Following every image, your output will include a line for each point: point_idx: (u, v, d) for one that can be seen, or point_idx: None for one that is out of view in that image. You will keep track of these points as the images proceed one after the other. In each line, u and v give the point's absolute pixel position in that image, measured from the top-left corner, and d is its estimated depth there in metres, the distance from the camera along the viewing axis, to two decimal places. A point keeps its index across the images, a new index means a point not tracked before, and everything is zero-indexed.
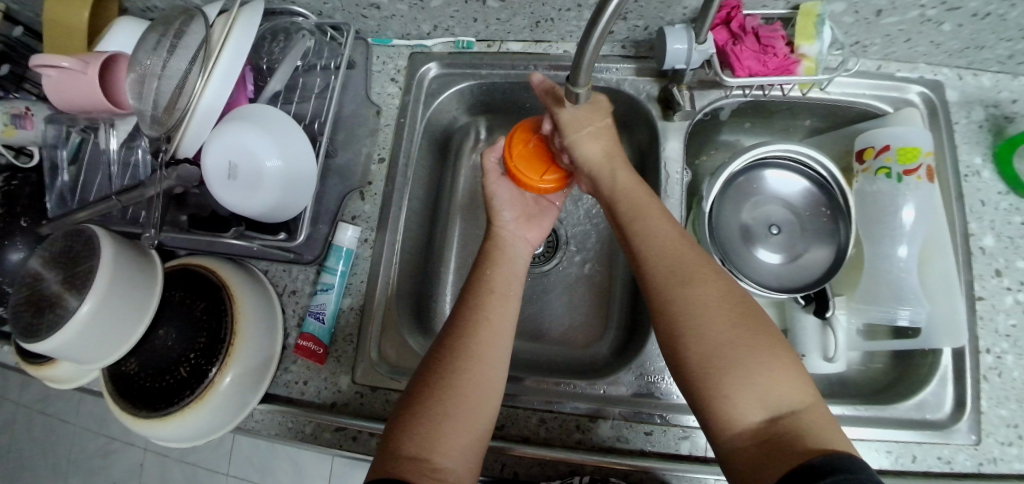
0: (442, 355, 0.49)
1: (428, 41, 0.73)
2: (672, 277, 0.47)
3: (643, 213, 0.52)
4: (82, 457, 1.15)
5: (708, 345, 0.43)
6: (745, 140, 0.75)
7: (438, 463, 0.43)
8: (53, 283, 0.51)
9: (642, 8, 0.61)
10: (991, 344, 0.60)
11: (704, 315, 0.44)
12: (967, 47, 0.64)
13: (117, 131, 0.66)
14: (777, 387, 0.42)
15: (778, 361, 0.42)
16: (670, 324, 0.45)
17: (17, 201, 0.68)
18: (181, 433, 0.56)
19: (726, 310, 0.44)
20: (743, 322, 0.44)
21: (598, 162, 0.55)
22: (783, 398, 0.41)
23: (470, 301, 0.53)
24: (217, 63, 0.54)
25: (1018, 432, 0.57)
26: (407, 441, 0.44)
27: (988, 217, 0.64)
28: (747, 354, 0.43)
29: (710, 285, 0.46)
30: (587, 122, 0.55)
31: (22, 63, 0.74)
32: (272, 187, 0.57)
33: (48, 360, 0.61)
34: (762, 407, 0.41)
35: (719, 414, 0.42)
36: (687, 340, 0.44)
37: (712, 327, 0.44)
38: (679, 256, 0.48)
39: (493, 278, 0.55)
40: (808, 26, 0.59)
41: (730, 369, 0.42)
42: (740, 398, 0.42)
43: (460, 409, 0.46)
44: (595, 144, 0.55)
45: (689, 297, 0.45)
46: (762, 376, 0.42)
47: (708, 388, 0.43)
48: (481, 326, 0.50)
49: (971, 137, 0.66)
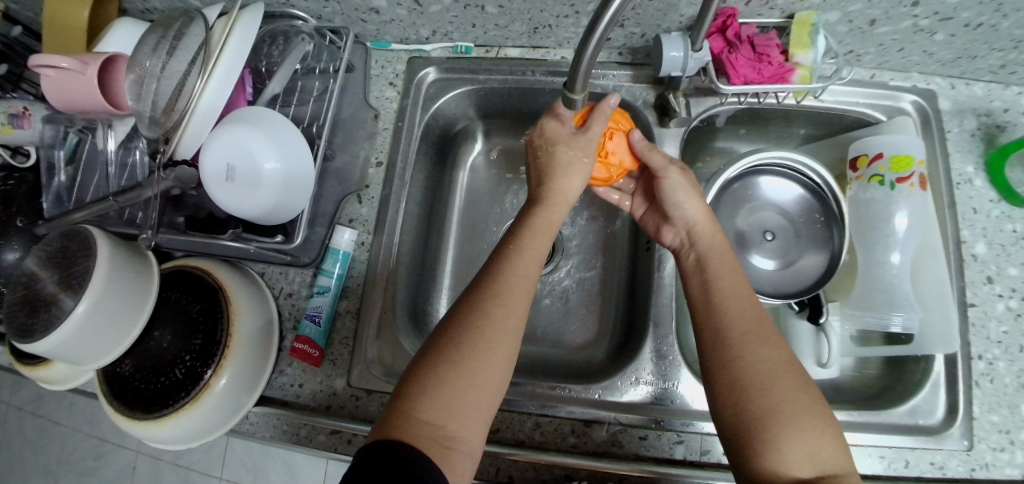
0: (466, 321, 0.47)
1: (427, 45, 0.73)
2: (749, 332, 0.47)
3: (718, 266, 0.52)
4: (74, 459, 1.14)
5: (774, 401, 0.44)
6: (740, 147, 0.76)
7: (451, 431, 0.42)
8: (49, 283, 0.51)
9: (639, 16, 0.62)
10: (983, 351, 0.60)
11: (775, 375, 0.45)
12: (959, 57, 0.65)
13: (115, 132, 0.66)
14: (824, 449, 0.43)
15: (830, 426, 0.44)
16: (739, 371, 0.45)
17: (13, 200, 0.68)
18: (175, 434, 0.56)
19: (790, 372, 0.46)
20: (805, 385, 0.45)
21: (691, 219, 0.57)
22: (831, 458, 0.43)
23: (496, 264, 0.51)
24: (215, 66, 0.54)
25: (1009, 438, 0.57)
26: (424, 406, 0.43)
27: (980, 225, 0.64)
28: (806, 415, 0.43)
29: (782, 347, 0.47)
30: (690, 184, 0.58)
31: (21, 64, 0.74)
32: (271, 189, 0.58)
33: (42, 361, 0.60)
34: (809, 466, 0.42)
35: (767, 463, 0.42)
36: (756, 390, 0.44)
37: (778, 384, 0.44)
38: (750, 312, 0.49)
39: (524, 241, 0.53)
40: (803, 35, 0.60)
41: (790, 425, 0.43)
42: (795, 454, 0.42)
43: (477, 375, 0.44)
44: (698, 203, 0.57)
45: (762, 355, 0.46)
46: (816, 434, 0.43)
47: (765, 438, 0.43)
48: (507, 291, 0.49)
49: (963, 146, 0.67)
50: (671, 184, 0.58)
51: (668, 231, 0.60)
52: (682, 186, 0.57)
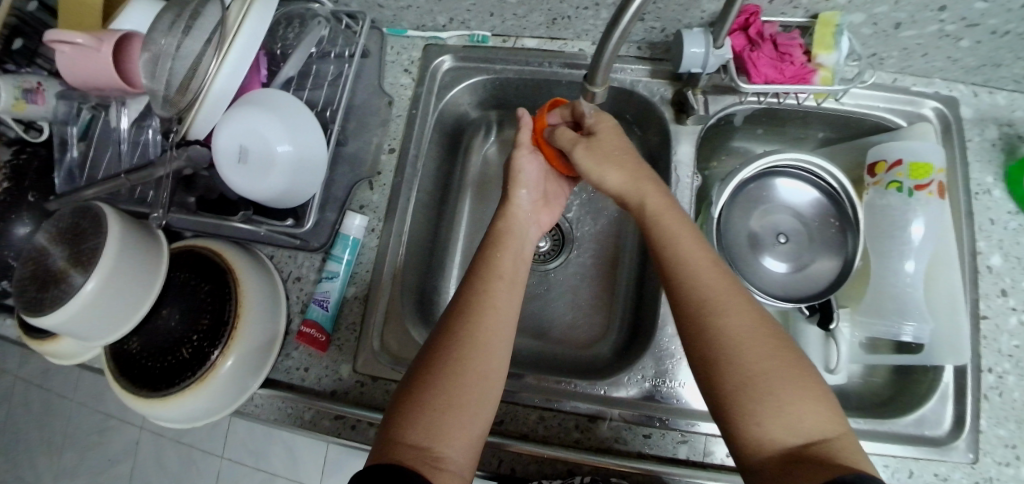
0: (449, 347, 0.48)
1: (443, 33, 0.73)
2: (708, 303, 0.47)
3: (676, 237, 0.52)
4: (79, 433, 1.15)
5: (743, 369, 0.44)
6: (756, 148, 0.75)
7: (440, 452, 0.43)
8: (59, 259, 0.51)
9: (660, 10, 0.61)
10: (993, 364, 0.60)
11: (742, 343, 0.45)
12: (984, 65, 0.64)
13: (128, 110, 0.66)
14: (807, 414, 0.42)
15: (811, 389, 0.43)
16: (704, 348, 0.46)
17: (26, 174, 0.68)
18: (181, 413, 0.56)
19: (760, 338, 0.45)
20: (776, 348, 0.45)
21: (627, 187, 0.57)
22: (816, 422, 0.42)
23: (471, 289, 0.52)
24: (231, 46, 0.53)
25: (1015, 453, 0.57)
26: (411, 430, 0.43)
27: (997, 236, 0.64)
28: (779, 380, 0.43)
29: (745, 313, 0.46)
30: (603, 155, 0.58)
31: (36, 37, 0.74)
32: (282, 172, 0.57)
33: (51, 335, 0.61)
34: (793, 433, 0.41)
35: (749, 435, 0.42)
36: (721, 362, 0.44)
37: (746, 351, 0.44)
38: (712, 282, 0.48)
39: (501, 260, 0.55)
40: (827, 36, 0.59)
41: (764, 393, 0.42)
42: (773, 422, 0.42)
43: (462, 400, 0.45)
44: (619, 172, 0.57)
45: (726, 325, 0.46)
46: (796, 399, 0.42)
47: (740, 409, 0.43)
48: (485, 319, 0.50)
49: (983, 156, 0.66)
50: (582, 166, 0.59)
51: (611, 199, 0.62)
52: (592, 166, 0.58)
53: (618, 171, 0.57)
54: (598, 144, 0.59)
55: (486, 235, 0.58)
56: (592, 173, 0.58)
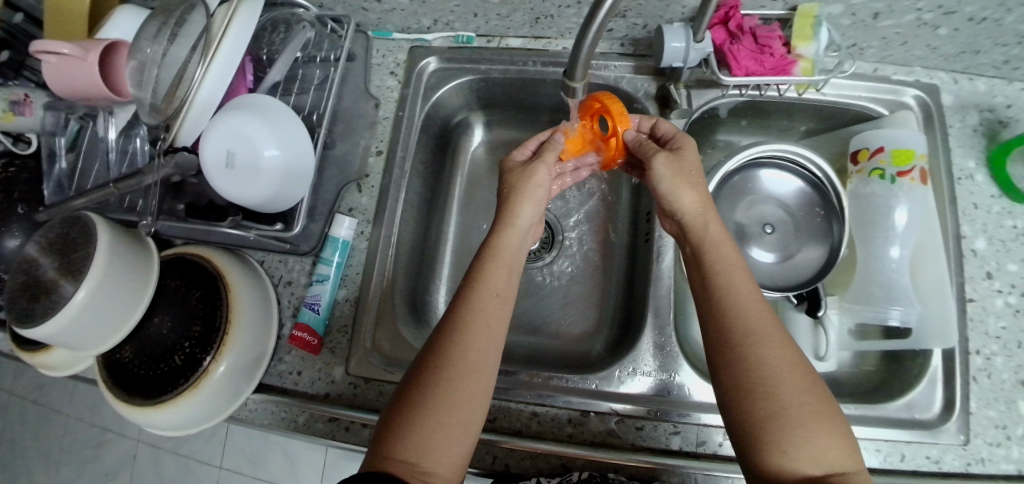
0: (433, 367, 0.47)
1: (429, 35, 0.73)
2: (753, 335, 0.46)
3: (726, 267, 0.51)
4: (75, 447, 1.15)
5: (778, 402, 0.43)
6: (742, 140, 0.76)
7: (428, 467, 0.43)
8: (49, 269, 0.51)
9: (641, 7, 0.62)
10: (981, 346, 0.60)
11: (778, 375, 0.44)
12: (962, 52, 0.65)
13: (115, 119, 0.66)
14: (832, 449, 0.42)
15: (835, 423, 0.43)
16: (742, 377, 0.45)
17: (15, 186, 0.68)
18: (175, 420, 0.56)
19: (796, 371, 0.45)
20: (809, 383, 0.44)
21: (697, 213, 0.54)
22: (839, 456, 0.42)
23: (465, 304, 0.51)
24: (218, 50, 0.54)
25: (1006, 434, 0.58)
26: (400, 446, 0.44)
27: (980, 220, 0.64)
28: (809, 414, 0.43)
29: (785, 349, 0.46)
30: (682, 173, 0.55)
31: (23, 51, 0.74)
32: (270, 178, 0.57)
33: (43, 346, 0.61)
34: (817, 464, 0.42)
35: (772, 462, 0.42)
36: (758, 391, 0.44)
37: (781, 386, 0.44)
38: (755, 311, 0.48)
39: (490, 274, 0.53)
40: (806, 27, 0.60)
41: (793, 425, 0.42)
42: (800, 453, 0.42)
43: (452, 414, 0.45)
44: (694, 192, 0.55)
45: (766, 356, 0.45)
46: (823, 433, 0.42)
47: (766, 437, 0.43)
48: (471, 343, 0.48)
49: (965, 142, 0.67)
50: (659, 176, 0.56)
51: (667, 221, 0.59)
52: (670, 178, 0.55)
53: (694, 193, 0.54)
54: (682, 162, 0.56)
55: (480, 247, 0.56)
56: (668, 189, 0.55)
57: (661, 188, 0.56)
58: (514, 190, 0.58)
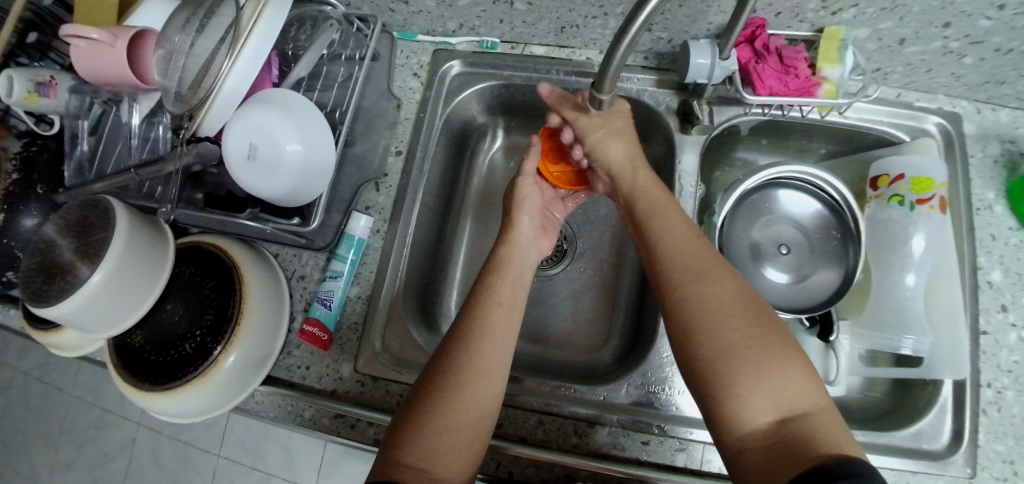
0: (443, 373, 0.48)
1: (453, 39, 0.74)
2: (691, 275, 0.48)
3: (661, 214, 0.54)
4: (77, 427, 1.16)
5: (723, 342, 0.44)
6: (761, 159, 0.76)
7: (437, 473, 0.43)
8: (67, 251, 0.51)
9: (667, 21, 0.62)
10: (992, 379, 0.60)
11: (722, 315, 0.45)
12: (987, 82, 0.64)
13: (139, 106, 0.66)
14: (787, 389, 0.42)
15: (793, 361, 0.43)
16: (685, 319, 0.46)
17: (36, 167, 0.69)
18: (182, 408, 0.57)
19: (741, 309, 0.45)
20: (757, 320, 0.45)
21: (625, 162, 0.59)
22: (795, 397, 0.42)
23: (469, 315, 0.52)
24: (245, 45, 0.54)
25: (1013, 469, 0.57)
26: (409, 452, 0.43)
27: (997, 252, 0.64)
28: (758, 351, 0.43)
29: (725, 286, 0.47)
30: (610, 125, 0.60)
31: (52, 33, 0.75)
32: (291, 172, 0.58)
33: (55, 327, 0.61)
34: (772, 408, 0.41)
35: (728, 409, 0.42)
36: (701, 332, 0.45)
37: (725, 325, 0.44)
38: (695, 254, 0.49)
39: (500, 288, 0.55)
40: (832, 50, 0.60)
41: (743, 367, 0.43)
42: (754, 395, 0.42)
43: (461, 422, 0.45)
44: (617, 144, 0.60)
45: (706, 296, 0.46)
46: (775, 373, 0.42)
47: (717, 383, 0.43)
48: (480, 351, 0.49)
49: (985, 172, 0.67)
50: (586, 130, 0.61)
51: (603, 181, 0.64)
52: (596, 133, 0.60)
53: (621, 143, 0.60)
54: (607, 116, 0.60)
55: (488, 260, 0.59)
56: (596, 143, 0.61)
57: (592, 145, 0.61)
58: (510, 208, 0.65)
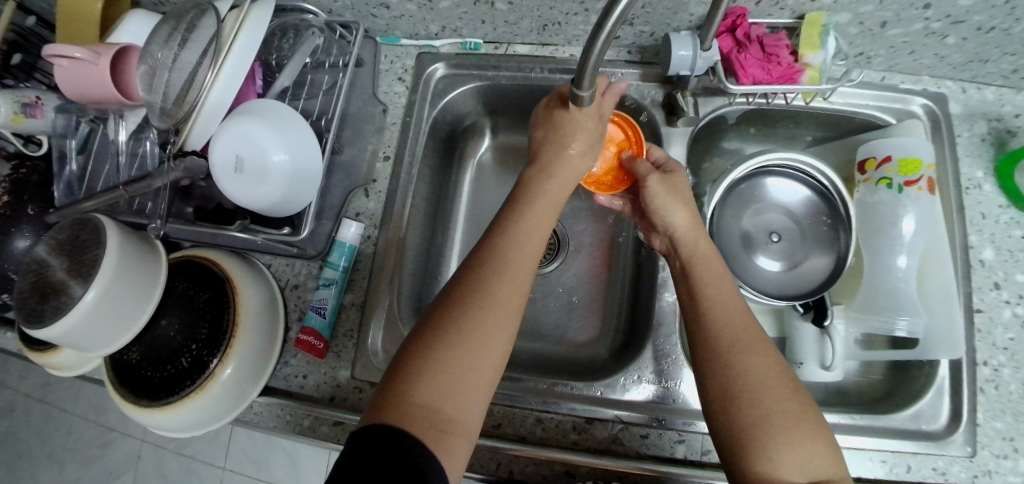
0: (454, 327, 0.46)
1: (436, 41, 0.74)
2: (737, 342, 0.48)
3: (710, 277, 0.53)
4: (81, 446, 1.16)
5: (763, 408, 0.44)
6: (750, 147, 0.76)
7: (451, 417, 0.43)
8: (58, 270, 0.51)
9: (649, 14, 0.62)
10: (988, 357, 0.60)
11: (759, 382, 0.45)
12: (970, 61, 0.64)
13: (126, 123, 0.67)
14: (815, 455, 0.43)
15: (819, 428, 0.45)
16: (728, 381, 0.46)
17: (26, 188, 0.69)
18: (182, 422, 0.57)
19: (778, 379, 0.46)
20: (790, 390, 0.46)
21: (686, 226, 0.57)
22: (821, 462, 0.43)
23: (492, 256, 0.51)
24: (228, 55, 0.54)
25: (1013, 445, 0.57)
26: (423, 392, 0.43)
27: (988, 230, 0.64)
28: (794, 421, 0.44)
29: (769, 357, 0.47)
30: (676, 191, 0.59)
31: (36, 53, 0.75)
32: (279, 181, 0.58)
33: (51, 347, 0.61)
34: (801, 472, 0.43)
35: (761, 470, 0.43)
36: (745, 399, 0.45)
37: (767, 393, 0.45)
38: (735, 320, 0.49)
39: (518, 227, 0.53)
40: (813, 37, 0.60)
41: (776, 435, 0.43)
42: (784, 459, 0.43)
43: (473, 372, 0.45)
44: (681, 207, 0.58)
45: (745, 363, 0.47)
46: (807, 440, 0.43)
47: (755, 445, 0.43)
48: (492, 310, 0.48)
49: (972, 151, 0.67)
50: (653, 193, 0.59)
51: (657, 239, 0.61)
52: (663, 195, 0.58)
53: (684, 208, 0.58)
54: (675, 182, 0.59)
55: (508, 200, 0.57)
56: (659, 206, 0.59)
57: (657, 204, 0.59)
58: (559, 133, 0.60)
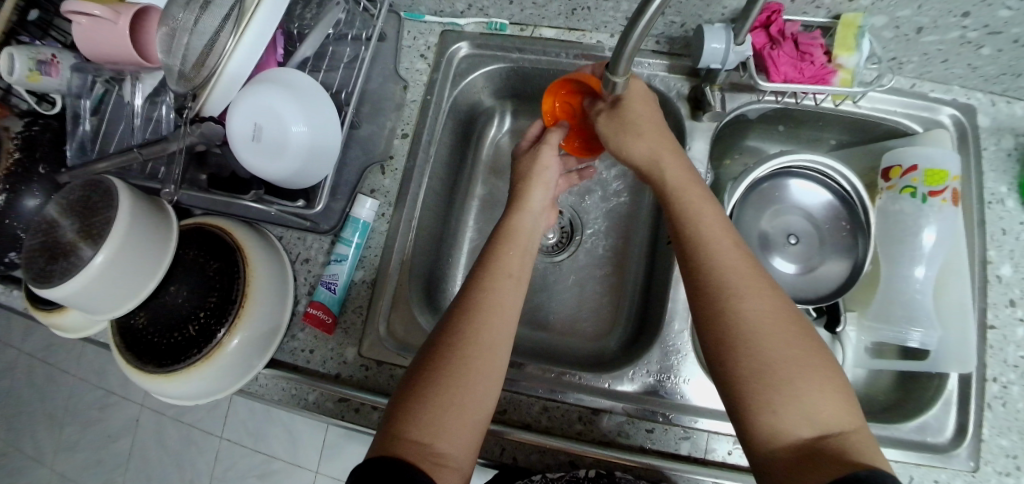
0: (441, 360, 0.46)
1: (461, 20, 0.73)
2: (728, 287, 0.47)
3: (700, 218, 0.51)
4: (80, 407, 1.16)
5: (762, 356, 0.43)
6: (773, 147, 0.75)
7: (441, 449, 0.43)
8: (68, 230, 0.50)
9: (681, 4, 0.61)
10: (998, 373, 0.60)
11: (764, 329, 0.44)
12: (1003, 74, 0.63)
13: (143, 86, 0.65)
14: (823, 406, 0.42)
15: (825, 377, 0.43)
16: (725, 331, 0.45)
17: (38, 146, 0.68)
18: (186, 389, 0.57)
19: (783, 322, 0.45)
20: (793, 334, 0.45)
21: (649, 160, 0.55)
22: (831, 414, 0.42)
23: (480, 283, 0.51)
24: (251, 21, 0.52)
25: (1016, 463, 0.57)
26: (412, 427, 0.43)
27: (1008, 246, 0.63)
28: (797, 370, 0.43)
29: (766, 300, 0.46)
30: (630, 125, 0.56)
31: (53, 10, 0.73)
32: (296, 153, 0.57)
33: (57, 307, 0.61)
34: (809, 424, 0.42)
35: (765, 423, 0.42)
36: (742, 346, 0.44)
37: (766, 339, 0.44)
38: (736, 264, 0.48)
39: (508, 259, 0.53)
40: (849, 37, 0.59)
41: (784, 384, 0.43)
42: (794, 409, 0.42)
43: (460, 408, 0.44)
44: (646, 142, 0.56)
45: (749, 307, 0.45)
46: (812, 389, 0.42)
47: (756, 397, 0.43)
48: (481, 345, 0.47)
49: (998, 166, 0.66)
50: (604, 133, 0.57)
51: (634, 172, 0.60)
52: (613, 134, 0.57)
53: (642, 139, 0.55)
54: (626, 112, 0.56)
55: (497, 230, 0.56)
56: (617, 145, 0.57)
57: (612, 147, 0.57)
58: (526, 175, 0.61)
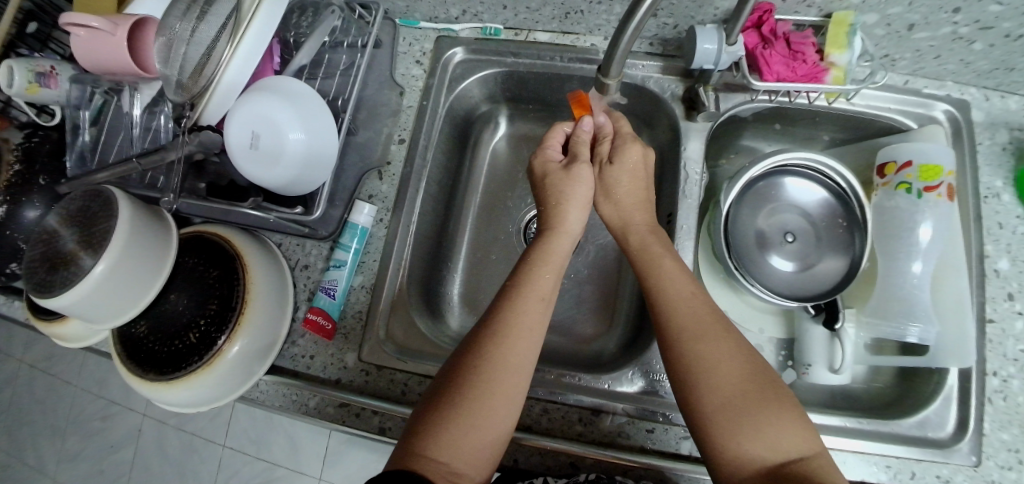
0: (457, 383, 0.46)
1: (456, 25, 0.73)
2: (685, 326, 0.48)
3: (655, 263, 0.53)
4: (81, 418, 1.16)
5: (719, 389, 0.45)
6: (768, 145, 0.75)
7: (458, 468, 0.43)
8: (68, 240, 0.51)
9: (673, 6, 0.61)
10: (998, 368, 0.60)
11: (717, 363, 0.46)
12: (996, 68, 0.63)
13: (141, 96, 0.65)
14: (784, 433, 0.42)
15: (786, 408, 0.43)
16: (683, 368, 0.47)
17: (37, 158, 0.69)
18: (186, 398, 0.57)
19: (735, 358, 0.46)
20: (749, 367, 0.45)
21: (620, 222, 0.58)
22: (792, 441, 0.42)
23: (508, 304, 0.51)
24: (247, 31, 0.53)
25: (1018, 457, 0.57)
26: (432, 444, 0.44)
27: (1005, 240, 0.63)
28: (754, 401, 0.44)
29: (722, 338, 0.47)
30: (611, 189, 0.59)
31: (51, 22, 0.74)
32: (291, 163, 0.58)
33: (59, 317, 0.61)
34: (769, 450, 0.42)
35: (726, 451, 0.43)
36: (698, 381, 0.45)
37: (722, 373, 0.45)
38: (692, 302, 0.50)
39: (536, 278, 0.53)
40: (840, 35, 0.59)
41: (740, 410, 0.43)
42: (749, 438, 0.43)
43: (475, 428, 0.45)
44: (621, 205, 0.59)
45: (700, 347, 0.47)
46: (771, 419, 0.43)
47: (717, 427, 0.44)
48: (507, 366, 0.47)
49: (993, 160, 0.66)
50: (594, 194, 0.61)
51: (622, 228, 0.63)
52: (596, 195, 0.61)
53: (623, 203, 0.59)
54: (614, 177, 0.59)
55: (530, 251, 0.56)
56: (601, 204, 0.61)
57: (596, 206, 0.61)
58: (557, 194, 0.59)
